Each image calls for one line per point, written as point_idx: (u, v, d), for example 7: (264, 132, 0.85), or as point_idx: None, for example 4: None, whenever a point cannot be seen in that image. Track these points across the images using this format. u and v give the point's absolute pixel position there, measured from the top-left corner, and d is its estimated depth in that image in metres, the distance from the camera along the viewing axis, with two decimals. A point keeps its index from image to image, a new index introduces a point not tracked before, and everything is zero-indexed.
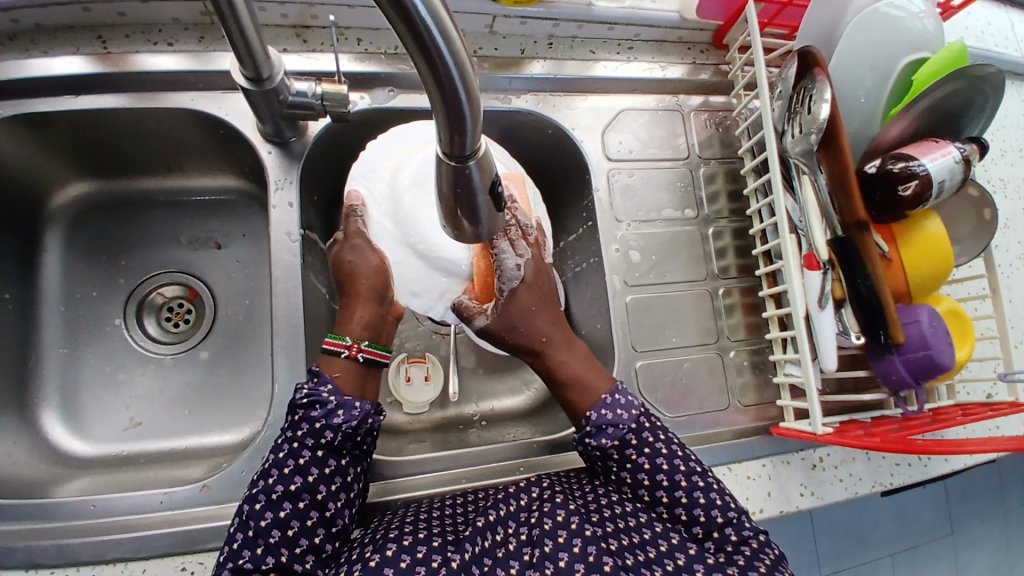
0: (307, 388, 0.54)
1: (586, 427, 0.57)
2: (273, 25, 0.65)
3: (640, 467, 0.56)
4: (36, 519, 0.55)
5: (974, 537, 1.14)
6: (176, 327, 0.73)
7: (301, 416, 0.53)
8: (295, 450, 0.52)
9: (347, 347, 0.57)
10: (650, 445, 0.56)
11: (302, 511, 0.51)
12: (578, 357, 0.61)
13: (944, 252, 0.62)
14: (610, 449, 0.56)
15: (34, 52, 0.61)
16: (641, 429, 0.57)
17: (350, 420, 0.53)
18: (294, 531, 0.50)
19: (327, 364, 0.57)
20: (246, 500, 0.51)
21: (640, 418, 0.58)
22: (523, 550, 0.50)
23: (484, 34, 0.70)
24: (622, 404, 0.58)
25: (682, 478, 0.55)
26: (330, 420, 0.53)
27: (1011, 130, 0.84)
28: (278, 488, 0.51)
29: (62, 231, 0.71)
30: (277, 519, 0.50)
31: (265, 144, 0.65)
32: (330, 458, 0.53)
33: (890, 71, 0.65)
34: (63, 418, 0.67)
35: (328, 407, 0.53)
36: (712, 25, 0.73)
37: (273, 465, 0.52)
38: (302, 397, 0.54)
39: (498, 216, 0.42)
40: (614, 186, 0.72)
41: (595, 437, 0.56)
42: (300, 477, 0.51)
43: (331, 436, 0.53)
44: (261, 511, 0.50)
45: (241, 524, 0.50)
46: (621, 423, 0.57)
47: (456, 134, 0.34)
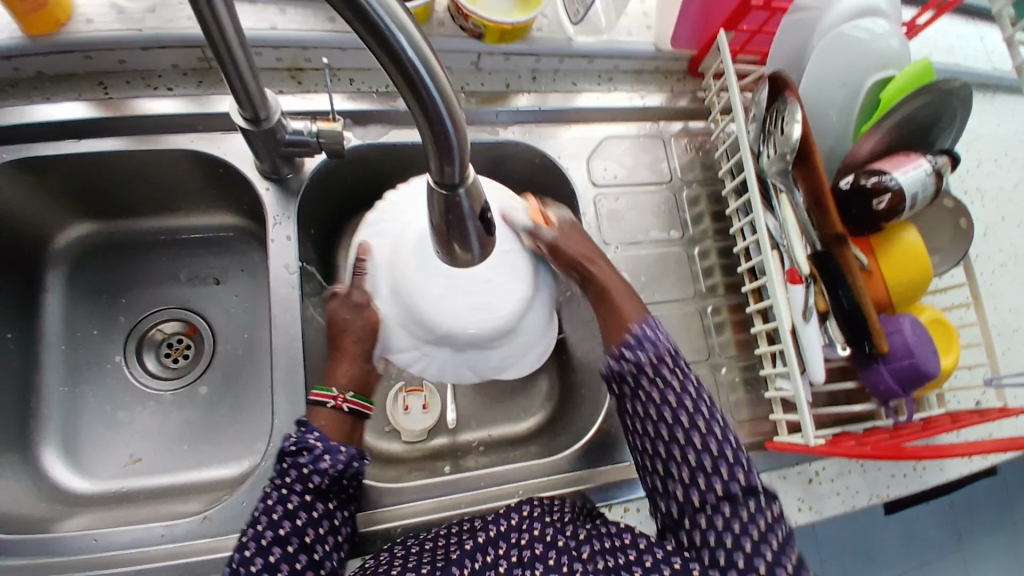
0: (295, 436, 0.56)
1: (612, 350, 0.56)
2: (269, 68, 0.68)
3: (653, 399, 0.54)
4: (38, 556, 0.55)
5: (984, 551, 1.13)
6: (174, 363, 0.74)
7: (289, 462, 0.54)
8: (284, 497, 0.53)
9: (333, 397, 0.60)
10: (669, 380, 0.54)
11: (292, 555, 0.51)
12: (620, 289, 0.61)
13: (923, 262, 0.64)
14: (646, 363, 0.54)
15: (37, 98, 0.64)
16: (661, 364, 0.54)
17: (337, 464, 0.54)
18: (284, 574, 0.50)
19: (314, 416, 0.59)
20: (237, 548, 0.51)
21: (662, 355, 0.55)
22: (512, 573, 0.52)
23: (470, 71, 0.73)
24: (650, 336, 0.56)
25: (698, 438, 0.52)
26: (317, 465, 0.54)
27: (984, 143, 0.87)
28: (268, 534, 0.51)
29: (63, 271, 0.73)
30: (267, 563, 0.50)
31: (263, 181, 0.67)
32: (318, 502, 0.54)
33: (859, 89, 0.68)
34: (64, 456, 0.67)
35: (315, 452, 0.54)
36: (687, 55, 0.76)
37: (261, 514, 0.52)
38: (290, 445, 0.55)
39: (490, 240, 0.43)
40: (602, 211, 0.74)
41: (614, 364, 0.55)
42: (289, 521, 0.52)
43: (318, 481, 0.54)
44: (252, 559, 0.50)
45: (229, 573, 0.49)
46: (642, 356, 0.55)
47: (445, 164, 0.36)
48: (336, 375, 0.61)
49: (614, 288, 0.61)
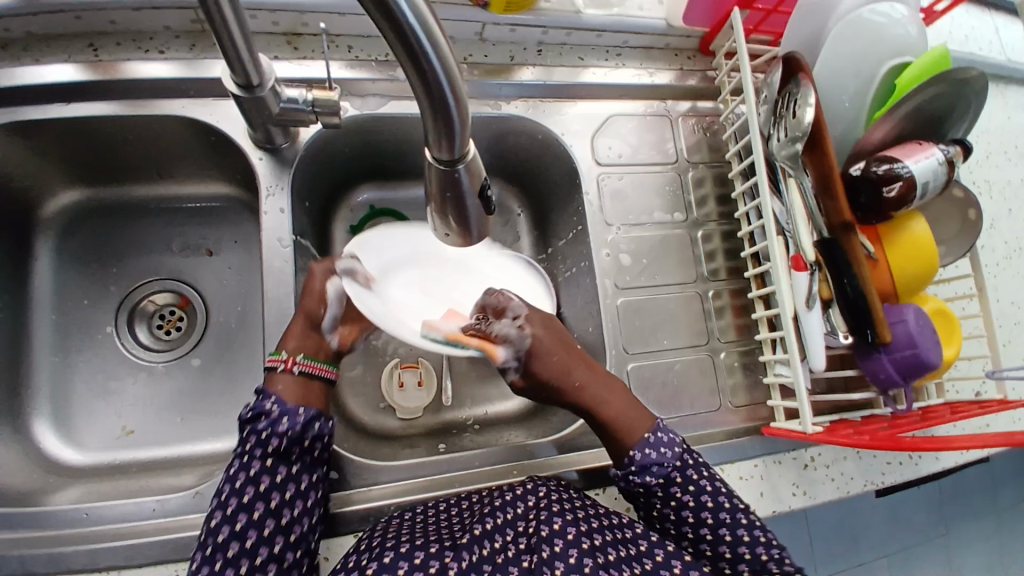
0: (251, 403, 0.55)
1: (631, 466, 0.57)
2: (266, 33, 0.65)
3: (684, 502, 0.57)
4: (29, 528, 0.55)
5: (968, 537, 1.14)
6: (168, 335, 0.73)
7: (249, 429, 0.54)
8: (246, 463, 0.52)
9: (285, 360, 0.57)
10: (694, 481, 0.57)
11: (259, 521, 0.51)
12: (613, 392, 0.59)
13: (930, 252, 0.63)
14: (672, 471, 0.57)
15: (24, 59, 0.61)
16: (686, 466, 0.58)
17: (295, 425, 0.54)
18: (252, 542, 0.50)
19: (274, 382, 0.57)
20: (206, 521, 0.51)
21: (684, 456, 0.58)
22: (521, 557, 0.51)
23: (474, 41, 0.70)
24: (665, 442, 0.58)
25: (709, 500, 0.57)
26: (275, 428, 0.54)
27: (996, 132, 0.85)
28: (233, 502, 0.51)
29: (53, 239, 0.71)
30: (234, 531, 0.50)
31: (257, 151, 0.65)
32: (281, 466, 0.53)
33: (874, 76, 0.66)
34: (55, 427, 0.67)
35: (273, 416, 0.54)
36: (698, 32, 0.74)
37: (226, 482, 0.52)
38: (248, 412, 0.55)
39: (488, 219, 0.42)
40: (605, 191, 0.73)
41: (641, 475, 0.56)
42: (253, 487, 0.52)
43: (276, 444, 0.53)
44: (218, 529, 0.50)
45: (199, 545, 0.49)
46: (666, 462, 0.57)
47: (443, 137, 0.35)
48: (290, 338, 0.59)
49: (618, 394, 0.59)
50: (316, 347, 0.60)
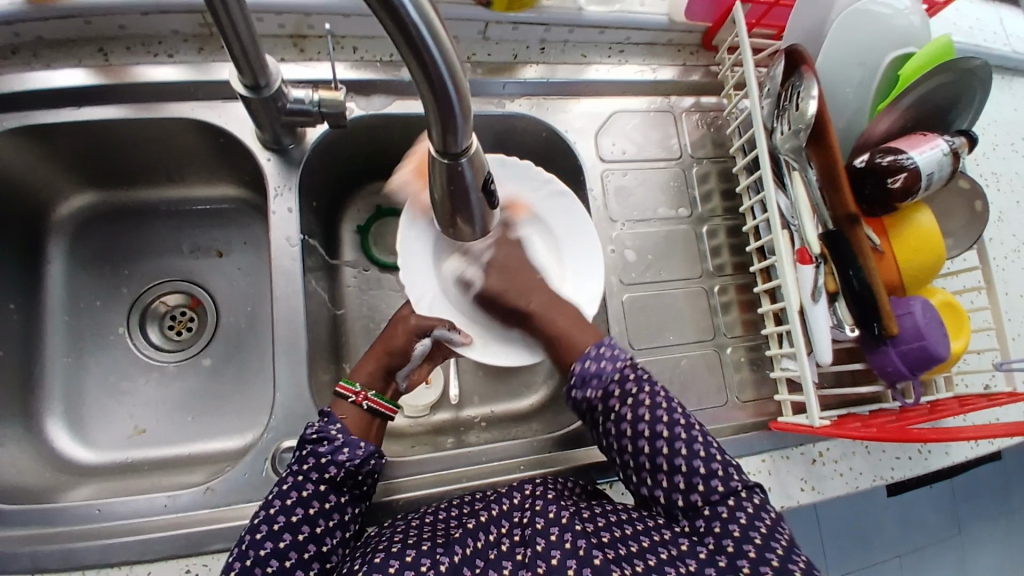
0: (317, 425, 0.56)
1: (572, 378, 0.59)
2: (271, 35, 0.66)
3: (624, 416, 0.57)
4: (40, 525, 0.56)
5: (982, 535, 1.13)
6: (178, 335, 0.74)
7: (308, 451, 0.54)
8: (299, 483, 0.53)
9: (355, 393, 0.59)
10: (634, 395, 0.58)
11: (300, 544, 0.51)
12: (564, 315, 0.62)
13: (935, 243, 0.63)
14: (611, 385, 0.58)
15: (35, 65, 0.63)
16: (626, 380, 0.58)
17: (355, 458, 0.54)
18: (290, 562, 0.50)
19: (336, 408, 0.59)
20: (248, 530, 0.51)
21: (626, 370, 0.59)
22: (514, 551, 0.52)
23: (477, 40, 0.71)
24: (608, 356, 0.59)
25: (648, 411, 0.57)
26: (335, 456, 0.54)
27: (1003, 124, 0.84)
28: (280, 520, 0.51)
29: (65, 241, 0.72)
30: (277, 549, 0.50)
31: (264, 153, 0.66)
32: (332, 494, 0.53)
33: (877, 66, 0.66)
34: (68, 426, 0.68)
35: (335, 443, 0.54)
36: (701, 27, 0.74)
37: (276, 498, 0.52)
38: (313, 433, 0.55)
39: (490, 213, 0.43)
40: (609, 187, 0.73)
41: (582, 388, 0.59)
42: (302, 509, 0.52)
43: (334, 472, 0.54)
44: (261, 543, 0.50)
45: (238, 555, 0.49)
46: (605, 374, 0.59)
47: (448, 132, 0.35)
48: (362, 369, 0.61)
49: (557, 313, 0.62)
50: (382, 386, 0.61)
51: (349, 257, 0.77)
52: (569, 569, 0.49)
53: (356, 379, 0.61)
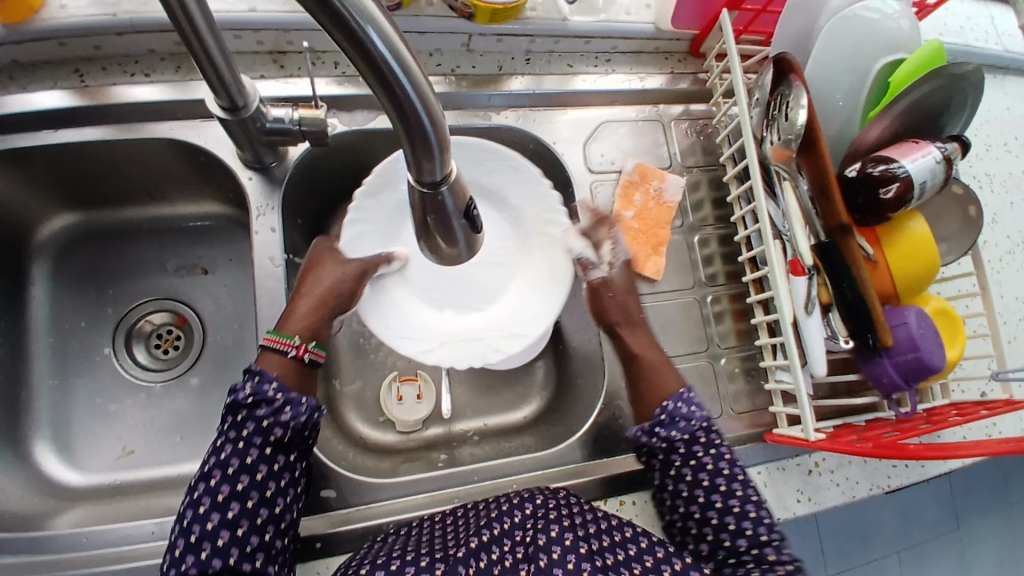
0: (250, 386, 0.52)
1: (660, 415, 0.59)
2: (250, 52, 0.65)
3: (684, 476, 0.58)
4: (28, 555, 0.55)
5: (983, 534, 1.13)
6: (166, 354, 0.73)
7: (245, 415, 0.51)
8: (243, 450, 0.50)
9: (296, 346, 0.55)
10: (699, 457, 0.58)
11: (252, 510, 0.50)
12: (654, 353, 0.63)
13: (930, 251, 0.62)
14: (679, 441, 0.58)
15: (12, 88, 0.62)
16: (707, 434, 0.59)
17: (299, 416, 0.53)
18: (245, 530, 0.49)
19: (262, 360, 0.55)
20: (188, 505, 0.48)
21: (710, 426, 0.59)
22: (517, 567, 0.51)
23: (461, 52, 0.70)
24: (694, 404, 0.60)
25: (709, 478, 0.57)
26: (278, 418, 0.52)
27: (995, 125, 0.84)
28: (224, 489, 0.49)
29: (50, 262, 0.71)
30: (225, 520, 0.48)
31: (246, 170, 0.65)
32: (279, 455, 0.52)
33: (867, 73, 0.66)
34: (55, 450, 0.67)
35: (275, 405, 0.52)
36: (688, 35, 0.73)
37: (214, 467, 0.50)
38: (246, 396, 0.52)
39: (474, 237, 0.42)
40: (598, 197, 0.72)
41: (668, 426, 0.59)
42: (248, 476, 0.50)
43: (280, 433, 0.52)
44: (207, 516, 0.48)
45: (182, 531, 0.48)
46: (694, 419, 0.59)
47: (424, 161, 0.34)
48: (289, 318, 0.57)
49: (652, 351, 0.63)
50: (315, 330, 0.57)
51: None
52: None
53: (286, 330, 0.57)
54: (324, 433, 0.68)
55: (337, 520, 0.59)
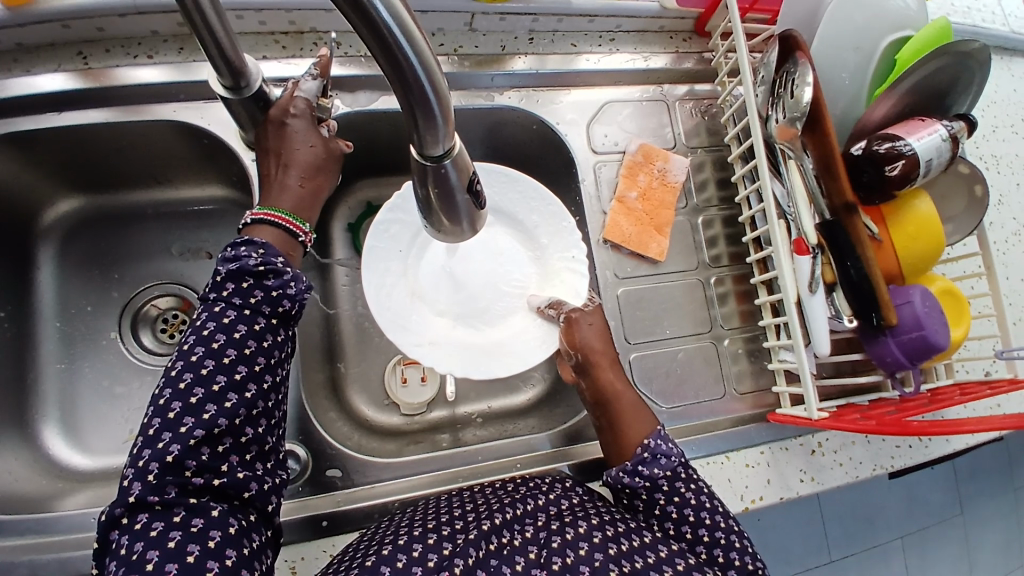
0: (258, 254, 0.48)
1: (643, 453, 0.56)
2: (252, 32, 0.65)
3: (669, 515, 0.54)
4: (38, 534, 0.56)
5: (985, 517, 1.14)
6: (172, 338, 0.74)
7: (252, 283, 0.47)
8: (248, 318, 0.47)
9: (306, 233, 0.53)
10: (682, 493, 0.55)
11: (257, 376, 0.46)
12: (630, 397, 0.60)
13: (934, 230, 0.61)
14: (661, 478, 0.55)
15: (16, 70, 0.62)
16: (677, 476, 0.55)
17: (306, 292, 0.50)
18: (252, 395, 0.46)
19: (258, 232, 0.51)
20: (184, 364, 0.44)
21: (678, 467, 0.56)
22: (528, 548, 0.51)
23: (464, 32, 0.69)
24: (664, 448, 0.57)
25: (691, 513, 0.54)
26: (288, 291, 0.49)
27: (1003, 105, 0.83)
28: (231, 352, 0.45)
29: (54, 246, 0.72)
30: (232, 383, 0.45)
31: (249, 153, 0.65)
32: (283, 329, 0.49)
33: (873, 51, 0.65)
34: (63, 433, 0.67)
35: (285, 278, 0.48)
36: (693, 13, 0.73)
37: (218, 332, 0.46)
38: (256, 263, 0.47)
39: (478, 213, 0.41)
40: (601, 178, 0.72)
41: (649, 465, 0.55)
42: (255, 342, 0.47)
43: (288, 307, 0.49)
44: (211, 377, 0.44)
45: (177, 393, 0.44)
46: (674, 454, 0.56)
47: (429, 133, 0.33)
48: (277, 194, 0.54)
49: (626, 398, 0.59)
50: (306, 214, 0.55)
51: (341, 256, 0.77)
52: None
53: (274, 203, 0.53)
54: (329, 415, 0.68)
55: (345, 498, 0.59)
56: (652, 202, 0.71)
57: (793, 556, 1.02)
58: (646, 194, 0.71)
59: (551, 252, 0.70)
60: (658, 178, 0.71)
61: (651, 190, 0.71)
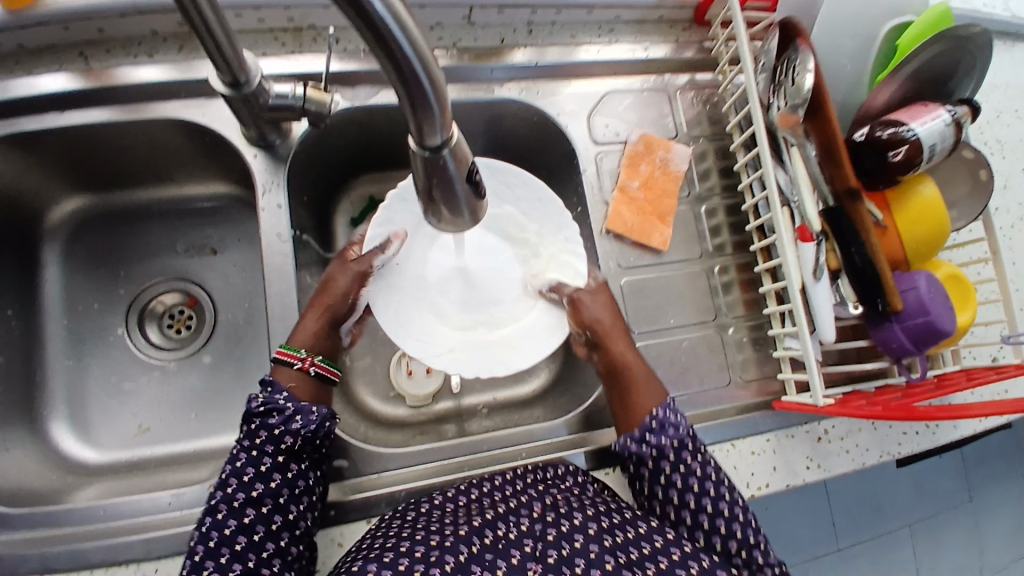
0: (262, 397, 0.55)
1: (651, 422, 0.57)
2: (252, 31, 0.65)
3: (673, 482, 0.56)
4: (48, 528, 0.56)
5: (995, 507, 1.13)
6: (178, 333, 0.74)
7: (257, 424, 0.54)
8: (256, 458, 0.53)
9: (301, 358, 0.58)
10: (687, 464, 0.56)
11: (266, 515, 0.51)
12: (638, 366, 0.61)
13: (939, 216, 0.61)
14: (668, 448, 0.56)
15: (20, 72, 0.62)
16: (683, 447, 0.57)
17: (309, 424, 0.54)
18: (266, 510, 0.51)
19: (278, 373, 0.57)
20: (206, 513, 0.51)
21: (686, 438, 0.57)
22: (523, 541, 0.52)
23: (462, 26, 0.69)
24: (673, 419, 0.58)
25: (693, 499, 0.55)
26: (289, 426, 0.54)
27: (1007, 90, 0.82)
28: (239, 496, 0.51)
29: (60, 245, 0.72)
30: (242, 525, 0.50)
31: (251, 149, 0.65)
32: (291, 463, 0.53)
33: (873, 37, 0.65)
34: (72, 429, 0.68)
35: (286, 413, 0.54)
36: (692, 3, 0.72)
37: (231, 475, 0.52)
38: (258, 406, 0.54)
39: (480, 204, 0.41)
40: (603, 169, 0.72)
41: (657, 434, 0.57)
42: (263, 484, 0.52)
43: (290, 441, 0.53)
44: (231, 502, 0.51)
45: (200, 536, 0.49)
46: (681, 427, 0.58)
47: (425, 123, 0.33)
48: (299, 328, 0.60)
49: (634, 368, 0.60)
50: (325, 348, 0.60)
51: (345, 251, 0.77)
52: (577, 568, 0.50)
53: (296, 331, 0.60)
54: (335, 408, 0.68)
55: (349, 488, 0.60)
56: (654, 190, 0.71)
57: (801, 548, 1.02)
58: (647, 182, 0.71)
59: (546, 242, 0.69)
60: (659, 166, 0.71)
61: (652, 178, 0.71)
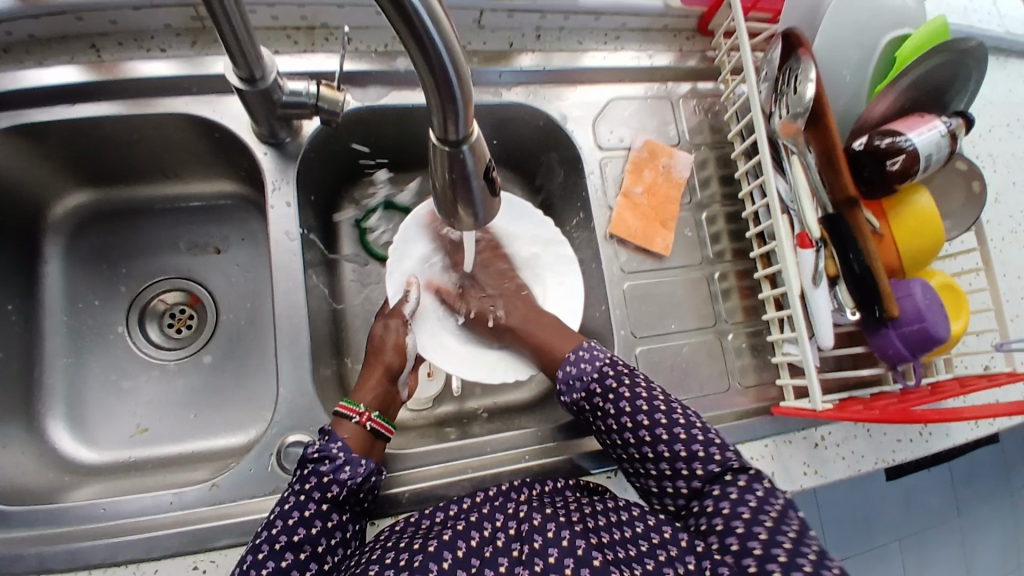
0: (318, 444, 0.56)
1: (558, 386, 0.63)
2: (264, 27, 0.65)
3: (608, 412, 0.59)
4: (46, 525, 0.55)
5: (980, 517, 1.15)
6: (178, 333, 0.74)
7: (310, 469, 0.54)
8: (302, 502, 0.53)
9: (359, 413, 0.59)
10: (618, 389, 0.59)
11: (303, 562, 0.50)
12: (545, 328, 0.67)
13: (935, 226, 0.62)
14: (580, 400, 0.61)
15: (29, 63, 0.62)
16: (606, 376, 0.60)
17: (356, 476, 0.55)
18: (305, 555, 0.51)
19: (339, 429, 0.58)
20: (249, 550, 0.50)
21: (607, 367, 0.61)
22: (511, 547, 0.50)
23: (472, 29, 0.70)
24: (587, 357, 0.62)
25: (647, 432, 0.57)
26: (338, 475, 0.54)
27: (999, 106, 0.84)
28: (282, 538, 0.50)
29: (61, 240, 0.72)
30: (279, 568, 0.49)
31: (261, 146, 0.65)
32: (334, 513, 0.53)
33: (875, 47, 0.67)
34: (70, 426, 0.67)
35: (337, 462, 0.54)
36: (697, 12, 0.74)
37: (278, 517, 0.52)
38: (313, 451, 0.55)
39: (494, 202, 0.41)
40: (607, 174, 0.72)
41: (568, 393, 0.62)
42: (305, 529, 0.51)
43: (337, 491, 0.54)
44: (276, 539, 0.50)
45: (240, 574, 0.48)
46: (587, 374, 0.61)
47: (449, 118, 0.34)
48: (359, 390, 0.62)
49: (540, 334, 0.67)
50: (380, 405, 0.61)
51: (348, 252, 0.77)
52: (567, 568, 0.48)
53: (357, 394, 0.61)
54: None
55: None
56: (658, 195, 0.72)
57: None
58: (651, 187, 0.72)
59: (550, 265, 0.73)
60: (662, 171, 0.72)
61: (656, 183, 0.72)
